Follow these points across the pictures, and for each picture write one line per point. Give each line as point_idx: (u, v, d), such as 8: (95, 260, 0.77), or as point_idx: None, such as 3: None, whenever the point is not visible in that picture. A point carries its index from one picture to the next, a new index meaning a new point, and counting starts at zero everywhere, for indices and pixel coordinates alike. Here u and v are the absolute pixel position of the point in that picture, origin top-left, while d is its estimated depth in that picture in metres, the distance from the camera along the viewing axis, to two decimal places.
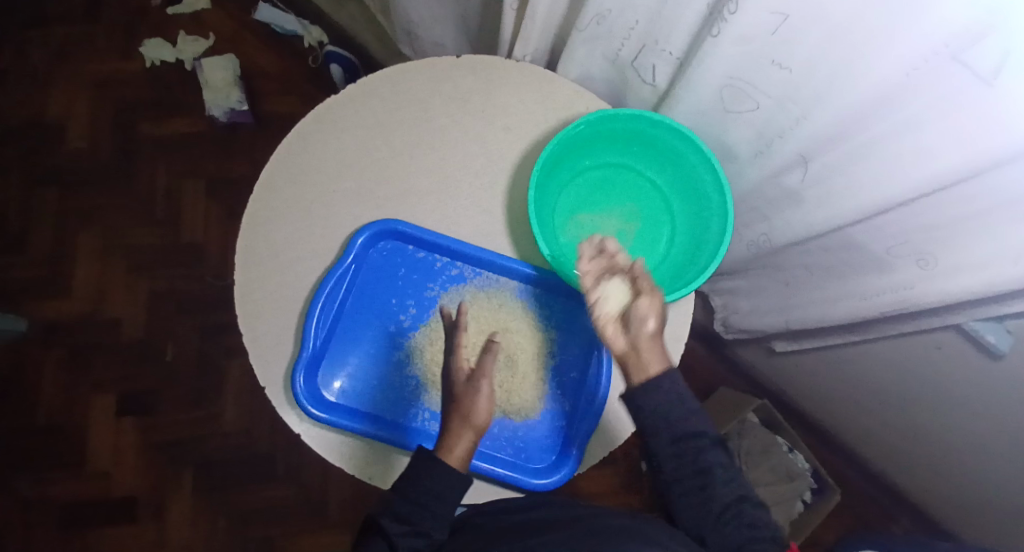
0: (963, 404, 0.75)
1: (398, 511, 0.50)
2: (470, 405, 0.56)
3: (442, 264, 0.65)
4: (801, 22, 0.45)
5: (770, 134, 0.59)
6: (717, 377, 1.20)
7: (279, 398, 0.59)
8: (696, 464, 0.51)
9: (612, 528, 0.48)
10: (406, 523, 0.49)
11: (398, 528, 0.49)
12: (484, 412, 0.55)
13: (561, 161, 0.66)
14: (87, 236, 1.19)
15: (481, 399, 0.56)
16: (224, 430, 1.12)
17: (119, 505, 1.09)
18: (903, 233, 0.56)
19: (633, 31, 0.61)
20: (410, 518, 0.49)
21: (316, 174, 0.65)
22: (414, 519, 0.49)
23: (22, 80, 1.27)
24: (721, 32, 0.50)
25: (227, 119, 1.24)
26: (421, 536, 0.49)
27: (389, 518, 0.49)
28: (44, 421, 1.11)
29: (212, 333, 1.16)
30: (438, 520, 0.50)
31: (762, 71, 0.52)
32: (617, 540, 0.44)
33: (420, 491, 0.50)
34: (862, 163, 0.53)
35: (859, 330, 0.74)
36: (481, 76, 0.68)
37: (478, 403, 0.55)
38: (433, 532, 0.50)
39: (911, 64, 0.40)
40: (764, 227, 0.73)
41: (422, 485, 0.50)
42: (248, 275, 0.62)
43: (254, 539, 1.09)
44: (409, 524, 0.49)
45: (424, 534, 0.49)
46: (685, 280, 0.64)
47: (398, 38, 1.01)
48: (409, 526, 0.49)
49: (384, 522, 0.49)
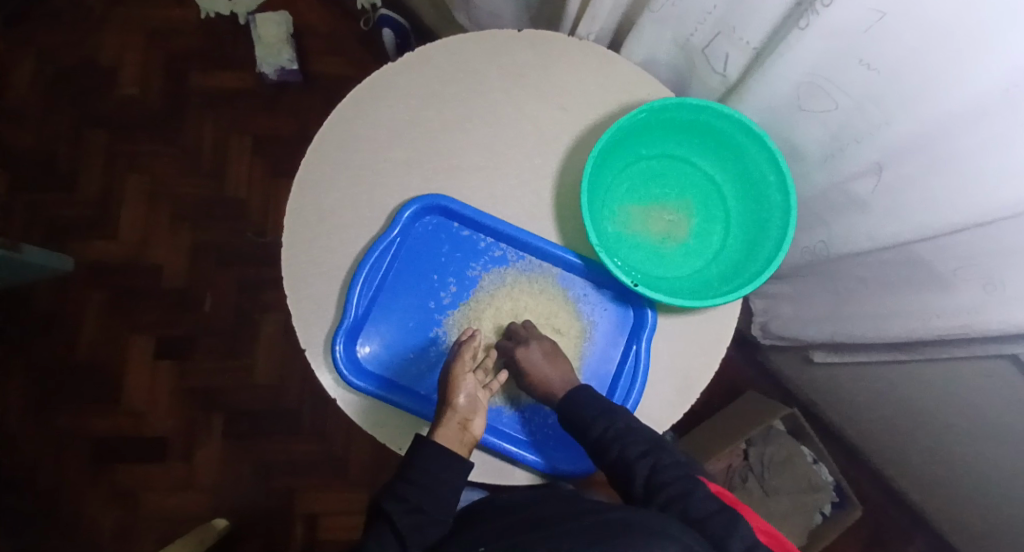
0: (1011, 436, 0.72)
1: (400, 491, 0.51)
2: (447, 392, 0.55)
3: (486, 244, 0.64)
4: (897, 21, 0.41)
5: (845, 138, 0.56)
6: (747, 380, 1.18)
7: (316, 361, 0.60)
8: (617, 435, 0.54)
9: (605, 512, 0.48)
10: (404, 501, 0.51)
11: (399, 507, 0.50)
12: (458, 397, 0.54)
13: (617, 148, 0.64)
14: (134, 180, 1.22)
15: (456, 385, 0.55)
16: (253, 383, 1.15)
17: (150, 443, 1.13)
18: (971, 255, 0.52)
19: (709, 16, 0.58)
20: (410, 497, 0.51)
21: (369, 141, 0.64)
22: (415, 498, 0.51)
23: (82, 20, 1.29)
24: (811, 24, 0.47)
25: (277, 77, 1.25)
26: (421, 513, 0.51)
27: (392, 499, 0.51)
28: (86, 356, 1.16)
29: (249, 288, 1.19)
30: (438, 501, 0.51)
31: (847, 70, 0.49)
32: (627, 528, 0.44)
33: (426, 473, 0.51)
34: (939, 179, 0.49)
35: (908, 349, 0.70)
36: (541, 52, 0.66)
37: (452, 390, 0.55)
38: (435, 512, 0.51)
39: (1015, 78, 0.36)
40: (823, 234, 0.71)
41: (427, 468, 0.51)
42: (294, 238, 0.62)
43: (274, 489, 1.12)
44: (409, 502, 0.51)
45: (424, 511, 0.51)
46: (738, 281, 0.62)
47: (456, 6, 0.99)
48: (410, 505, 0.51)
49: (386, 503, 0.51)
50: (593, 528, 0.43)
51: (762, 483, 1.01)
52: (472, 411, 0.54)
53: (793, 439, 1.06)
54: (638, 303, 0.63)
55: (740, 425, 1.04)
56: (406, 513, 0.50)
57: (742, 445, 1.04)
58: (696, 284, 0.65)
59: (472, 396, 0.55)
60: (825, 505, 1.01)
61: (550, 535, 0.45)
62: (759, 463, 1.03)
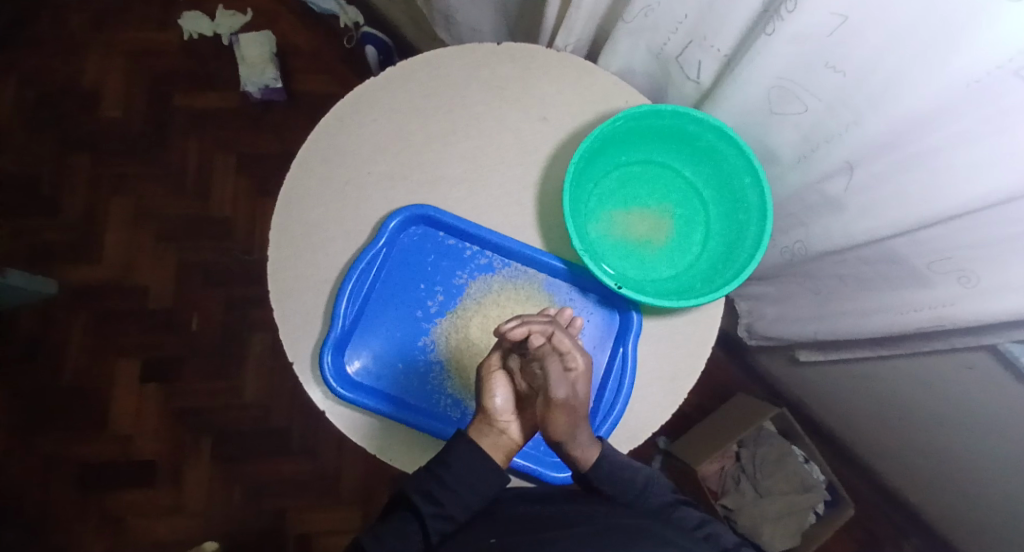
0: (994, 428, 0.73)
1: (422, 490, 0.52)
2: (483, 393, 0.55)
3: (472, 253, 0.65)
4: (860, 24, 0.43)
5: (816, 139, 0.58)
6: (735, 382, 1.19)
7: (305, 374, 0.60)
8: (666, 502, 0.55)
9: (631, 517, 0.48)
10: (437, 505, 0.51)
11: (430, 509, 0.51)
12: (492, 400, 0.54)
13: (596, 156, 0.65)
14: (119, 203, 1.22)
15: (488, 389, 0.54)
16: (243, 402, 1.14)
17: (139, 467, 1.11)
18: (945, 249, 0.53)
19: (681, 26, 0.60)
20: (443, 503, 0.51)
21: (352, 155, 0.65)
22: (447, 505, 0.51)
23: (64, 45, 1.30)
24: (777, 31, 0.49)
25: (262, 96, 1.25)
26: (448, 519, 0.51)
27: (411, 498, 0.52)
28: (71, 381, 1.14)
29: (236, 307, 1.18)
30: (464, 504, 0.52)
31: (815, 74, 0.51)
32: (641, 532, 0.44)
33: (457, 478, 0.51)
34: (908, 174, 0.50)
35: (890, 344, 0.72)
36: (520, 64, 0.68)
37: (486, 393, 0.55)
38: (458, 514, 0.52)
39: (973, 75, 0.38)
40: (800, 234, 0.72)
41: (443, 469, 0.52)
42: (281, 252, 0.62)
43: (266, 509, 1.11)
44: (442, 507, 0.51)
45: (452, 518, 0.51)
46: (719, 282, 0.63)
47: (435, 22, 1.00)
48: (441, 509, 0.51)
49: (408, 500, 0.52)
50: (614, 534, 0.44)
51: (756, 485, 1.02)
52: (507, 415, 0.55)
53: (783, 439, 1.06)
54: (624, 305, 0.63)
55: (730, 427, 1.06)
56: (438, 517, 0.51)
57: (733, 447, 1.06)
58: (679, 288, 0.66)
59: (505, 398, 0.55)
60: (818, 503, 1.02)
61: (561, 534, 0.45)
62: (751, 464, 1.04)
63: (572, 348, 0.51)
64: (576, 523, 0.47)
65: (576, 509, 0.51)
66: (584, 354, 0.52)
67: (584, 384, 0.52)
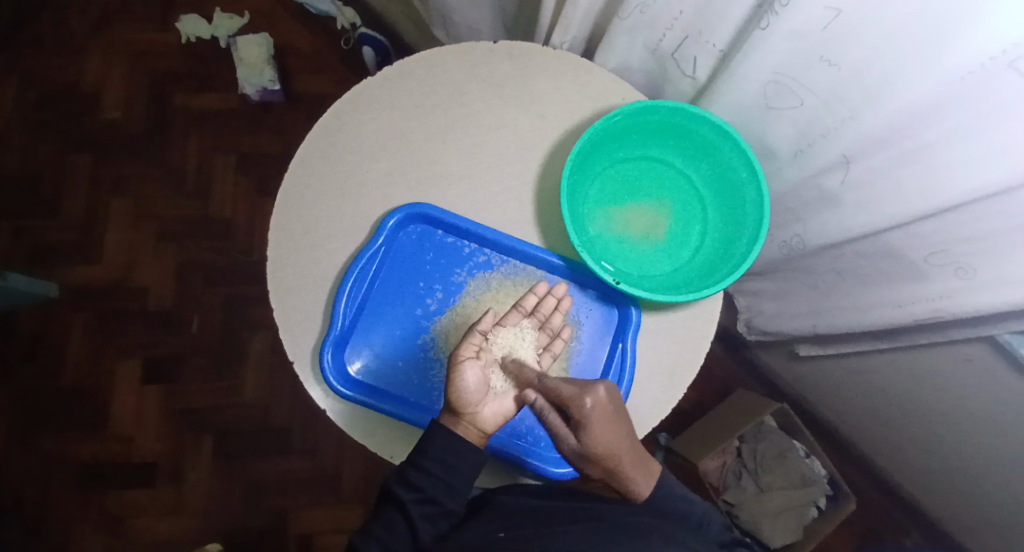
0: (992, 418, 0.73)
1: (409, 479, 0.51)
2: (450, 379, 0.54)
3: (470, 250, 0.65)
4: (854, 18, 0.43)
5: (813, 134, 0.58)
6: (736, 379, 1.19)
7: (305, 373, 0.60)
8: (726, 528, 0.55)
9: (631, 514, 0.48)
10: (419, 491, 0.51)
11: (412, 495, 0.51)
12: (455, 391, 0.53)
13: (593, 153, 0.66)
14: (118, 204, 1.22)
15: (454, 380, 0.53)
16: (244, 402, 1.14)
17: (140, 466, 1.11)
18: (942, 242, 0.53)
19: (676, 22, 0.60)
20: (425, 488, 0.51)
21: (350, 155, 0.65)
22: (430, 490, 0.51)
23: (62, 47, 1.30)
24: (772, 25, 0.49)
25: (259, 97, 1.25)
26: (435, 505, 0.51)
27: (400, 488, 0.51)
28: (72, 381, 1.14)
29: (237, 309, 1.18)
30: (451, 491, 0.51)
31: (812, 69, 0.51)
32: (635, 528, 0.45)
33: (439, 464, 0.51)
34: (908, 168, 0.50)
35: (889, 338, 0.72)
36: (517, 62, 0.68)
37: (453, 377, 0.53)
38: (448, 501, 0.51)
39: (968, 67, 0.38)
40: (798, 229, 0.72)
41: (432, 459, 0.51)
42: (280, 251, 0.63)
43: (266, 508, 1.11)
44: (424, 493, 0.51)
45: (437, 503, 0.51)
46: (717, 277, 0.63)
47: (433, 21, 1.00)
48: (423, 494, 0.51)
49: (396, 490, 0.51)
50: (612, 529, 0.45)
51: (756, 480, 1.02)
52: (478, 402, 0.54)
53: (784, 435, 1.07)
54: (622, 301, 0.63)
55: (730, 423, 1.05)
56: (420, 503, 0.51)
57: (734, 443, 1.06)
58: (678, 283, 0.66)
59: (478, 379, 0.55)
60: (820, 498, 1.02)
61: (561, 530, 0.46)
62: (752, 460, 1.04)
63: (569, 400, 0.51)
64: (575, 518, 0.48)
65: (582, 503, 0.51)
66: (585, 402, 0.50)
67: (595, 429, 0.50)
